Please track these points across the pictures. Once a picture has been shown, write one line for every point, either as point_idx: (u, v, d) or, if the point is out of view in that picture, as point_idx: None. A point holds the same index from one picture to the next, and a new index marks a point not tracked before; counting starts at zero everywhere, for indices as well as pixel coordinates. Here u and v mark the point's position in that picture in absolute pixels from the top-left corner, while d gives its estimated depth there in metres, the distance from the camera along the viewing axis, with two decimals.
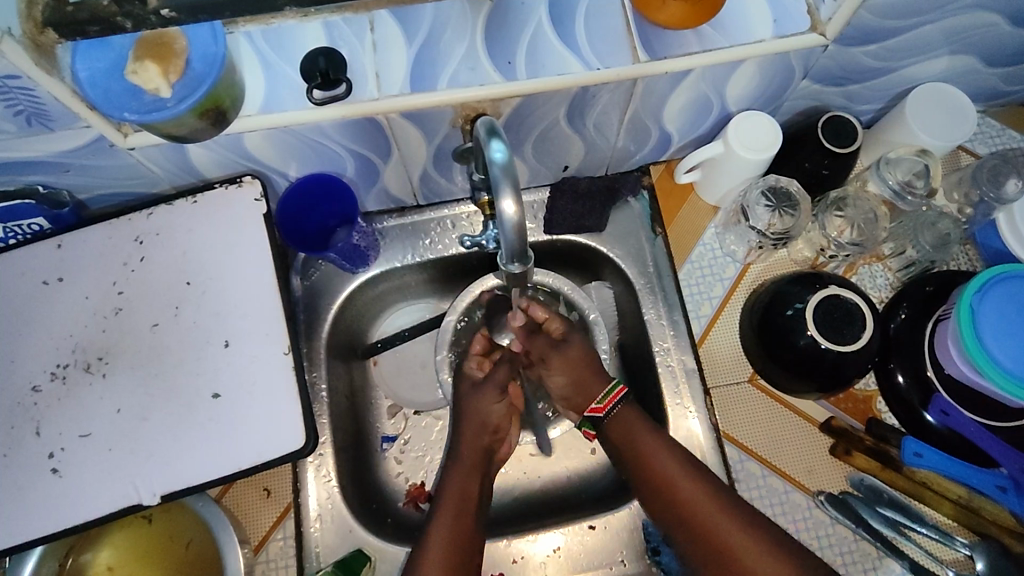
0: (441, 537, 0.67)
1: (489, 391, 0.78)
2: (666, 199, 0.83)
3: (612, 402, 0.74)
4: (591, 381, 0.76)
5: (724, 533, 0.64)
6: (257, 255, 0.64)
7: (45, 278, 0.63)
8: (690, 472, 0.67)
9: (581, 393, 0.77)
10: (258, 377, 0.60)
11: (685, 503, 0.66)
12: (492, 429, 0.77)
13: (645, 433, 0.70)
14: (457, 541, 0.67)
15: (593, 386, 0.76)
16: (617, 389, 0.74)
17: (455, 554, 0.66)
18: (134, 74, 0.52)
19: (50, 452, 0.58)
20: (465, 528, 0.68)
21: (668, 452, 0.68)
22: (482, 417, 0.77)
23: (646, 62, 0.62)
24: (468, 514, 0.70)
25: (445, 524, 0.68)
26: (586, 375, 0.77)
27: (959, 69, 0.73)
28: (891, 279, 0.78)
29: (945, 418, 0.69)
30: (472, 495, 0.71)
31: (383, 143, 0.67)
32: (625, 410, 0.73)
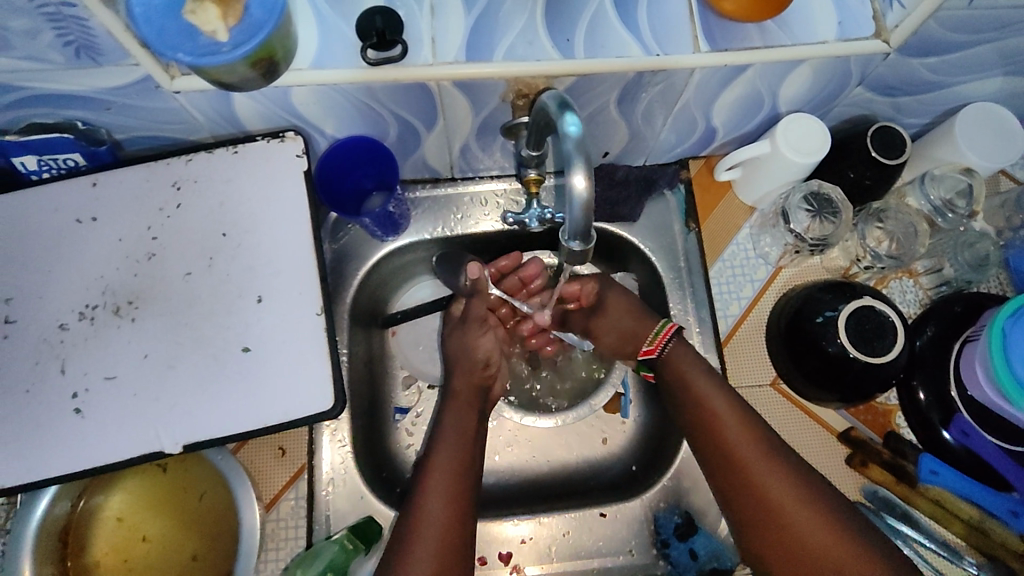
0: (437, 494, 0.65)
1: (476, 325, 0.78)
2: (702, 194, 0.82)
3: (663, 339, 0.72)
4: (640, 329, 0.76)
5: (763, 480, 0.64)
6: (295, 212, 0.63)
7: (78, 216, 0.62)
8: (741, 420, 0.67)
9: (630, 337, 0.77)
10: (289, 335, 0.60)
11: (734, 451, 0.66)
12: (483, 369, 0.76)
13: (703, 375, 0.70)
14: (452, 501, 0.65)
15: (643, 330, 0.75)
16: (668, 325, 0.73)
17: (450, 517, 0.64)
18: (191, 15, 0.51)
19: (74, 393, 0.57)
20: (458, 486, 0.66)
21: (721, 396, 0.68)
22: (468, 348, 0.76)
23: (707, 53, 0.61)
24: (465, 468, 0.68)
25: (439, 483, 0.66)
26: (629, 323, 0.77)
27: (1013, 91, 0.73)
28: (921, 296, 0.77)
29: (965, 438, 0.70)
30: (467, 454, 0.69)
31: (431, 111, 0.66)
32: (677, 343, 0.72)
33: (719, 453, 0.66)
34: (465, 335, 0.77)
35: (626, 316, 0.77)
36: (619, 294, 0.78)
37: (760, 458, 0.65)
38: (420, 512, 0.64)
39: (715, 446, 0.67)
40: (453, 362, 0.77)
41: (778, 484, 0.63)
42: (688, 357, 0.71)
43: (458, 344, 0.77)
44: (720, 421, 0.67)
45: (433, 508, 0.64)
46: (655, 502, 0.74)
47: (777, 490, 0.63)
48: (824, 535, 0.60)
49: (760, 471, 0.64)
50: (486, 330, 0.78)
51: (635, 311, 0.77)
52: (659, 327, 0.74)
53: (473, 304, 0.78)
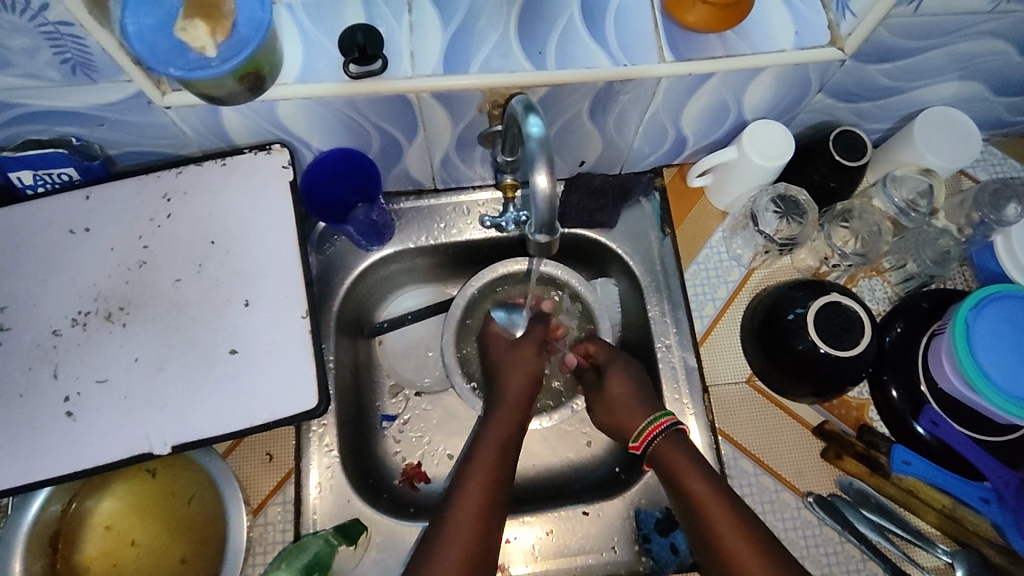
0: (471, 497, 0.66)
1: (528, 347, 0.81)
2: (677, 201, 0.85)
3: (646, 440, 0.71)
4: (630, 419, 0.74)
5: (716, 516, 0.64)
6: (282, 219, 0.66)
7: (71, 226, 0.64)
8: (719, 496, 0.65)
9: (620, 427, 0.75)
10: (275, 336, 0.62)
11: (711, 528, 0.63)
12: (519, 393, 0.77)
13: (682, 454, 0.69)
14: (484, 505, 0.66)
15: (635, 422, 0.74)
16: (658, 421, 0.71)
17: (485, 508, 0.66)
18: (183, 32, 0.54)
19: (66, 396, 0.59)
20: (492, 494, 0.67)
21: (700, 476, 0.66)
22: (523, 367, 0.79)
23: (671, 63, 0.65)
24: (501, 476, 0.69)
25: (473, 490, 0.67)
26: (622, 413, 0.75)
27: (967, 95, 0.76)
28: (889, 292, 0.80)
29: (935, 428, 0.72)
30: (503, 467, 0.70)
31: (411, 123, 0.69)
32: (671, 435, 0.70)
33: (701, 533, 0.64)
34: (519, 354, 0.80)
35: (621, 406, 0.75)
36: (623, 381, 0.76)
37: (735, 537, 0.62)
38: (451, 517, 0.65)
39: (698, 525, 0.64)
40: (500, 381, 0.78)
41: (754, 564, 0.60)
42: (670, 437, 0.70)
43: (510, 361, 0.80)
44: (702, 499, 0.65)
45: (467, 514, 0.65)
46: (637, 498, 0.75)
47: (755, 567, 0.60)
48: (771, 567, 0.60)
49: (736, 546, 0.62)
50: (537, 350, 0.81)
51: (633, 400, 0.75)
52: (649, 420, 0.72)
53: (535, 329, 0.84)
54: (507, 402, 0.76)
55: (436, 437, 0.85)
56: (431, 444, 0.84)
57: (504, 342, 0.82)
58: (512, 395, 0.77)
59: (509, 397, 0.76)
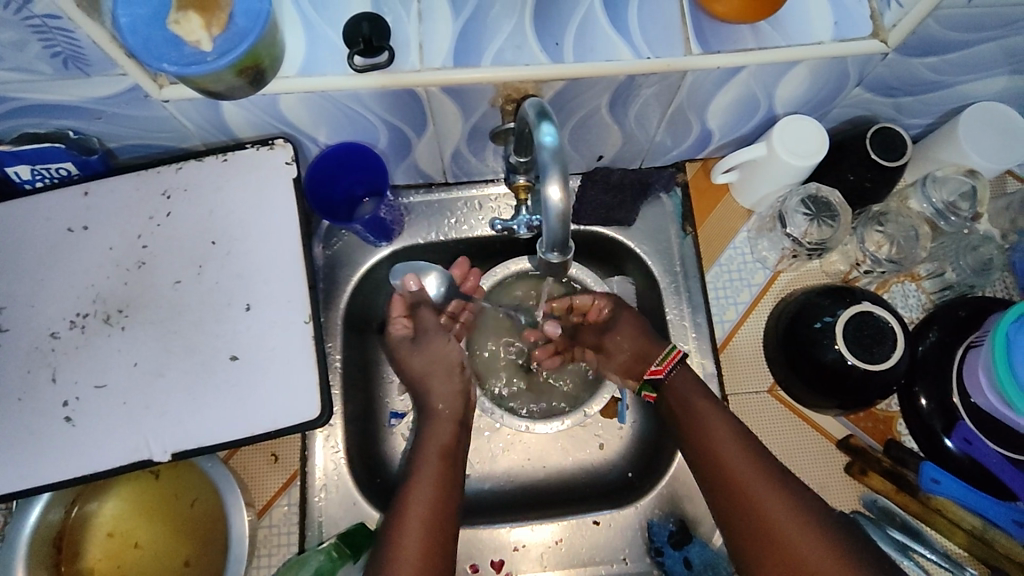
0: (419, 501, 0.66)
1: (439, 337, 0.79)
2: (699, 198, 0.81)
3: (670, 364, 0.72)
4: (648, 348, 0.76)
5: (739, 468, 0.64)
6: (285, 219, 0.63)
7: (70, 225, 0.62)
8: (749, 454, 0.65)
9: (637, 358, 0.76)
10: (277, 342, 0.60)
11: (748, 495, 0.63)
12: (450, 377, 0.76)
13: (709, 407, 0.69)
14: (436, 510, 0.65)
15: (653, 351, 0.75)
16: (674, 350, 0.73)
17: (433, 504, 0.66)
18: (175, 25, 0.51)
19: (65, 401, 0.58)
20: (441, 500, 0.66)
21: (734, 438, 0.66)
22: (440, 360, 0.77)
23: (698, 55, 0.60)
24: (444, 477, 0.68)
25: (421, 497, 0.66)
26: (642, 344, 0.76)
27: (1018, 90, 0.71)
28: (924, 300, 0.76)
29: (968, 446, 0.68)
30: (449, 465, 0.69)
31: (420, 117, 0.65)
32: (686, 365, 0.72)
33: (746, 517, 0.63)
34: (429, 348, 0.77)
35: (637, 338, 0.77)
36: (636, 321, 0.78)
37: (788, 518, 0.61)
38: (403, 524, 0.64)
39: (744, 512, 0.63)
40: (428, 378, 0.76)
41: (810, 541, 0.59)
42: (703, 403, 0.69)
43: (426, 360, 0.77)
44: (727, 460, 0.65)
45: (415, 522, 0.64)
46: (650, 509, 0.73)
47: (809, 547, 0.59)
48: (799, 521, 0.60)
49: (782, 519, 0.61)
50: (445, 337, 0.79)
51: (646, 334, 0.77)
52: (665, 351, 0.73)
53: (422, 316, 0.79)
54: (447, 395, 0.75)
55: None
56: None
57: (407, 345, 0.78)
58: (444, 390, 0.75)
59: (450, 389, 0.76)
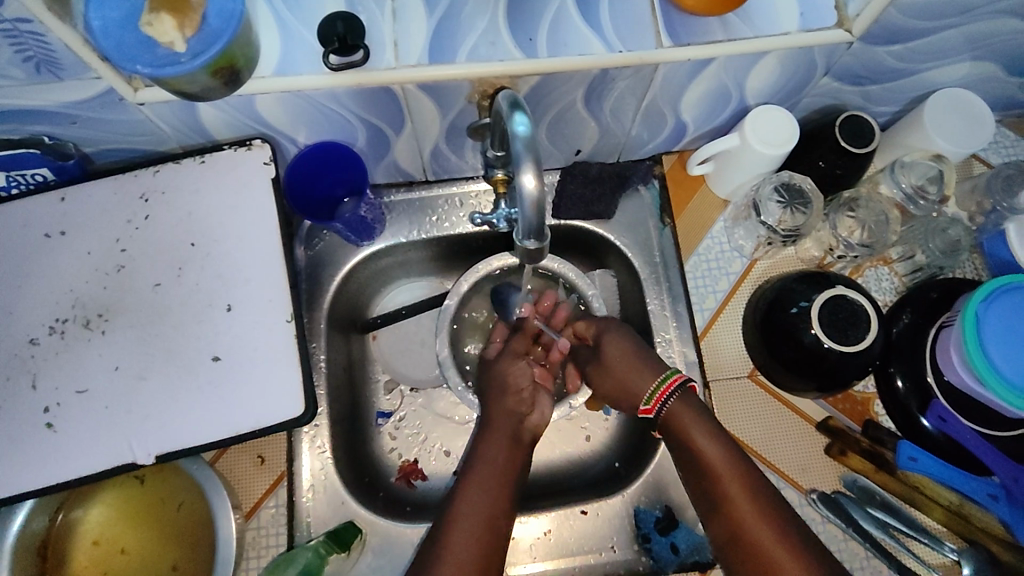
0: (472, 509, 0.63)
1: (508, 360, 0.79)
2: (676, 189, 0.82)
3: (663, 395, 0.68)
4: (637, 382, 0.71)
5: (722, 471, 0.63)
6: (265, 219, 0.63)
7: (47, 230, 0.62)
8: (727, 453, 0.64)
9: (628, 392, 0.72)
10: (259, 342, 0.60)
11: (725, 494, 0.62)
12: (518, 397, 0.74)
13: (692, 413, 0.67)
14: (489, 522, 0.63)
15: (643, 384, 0.71)
16: (673, 377, 0.69)
17: (478, 533, 0.62)
18: (149, 26, 0.51)
19: (46, 407, 0.57)
20: (487, 525, 0.62)
21: (714, 440, 0.64)
22: (504, 380, 0.76)
23: (669, 48, 0.61)
24: (502, 490, 0.65)
25: (473, 508, 0.63)
26: (629, 374, 0.72)
27: (979, 76, 0.73)
28: (896, 283, 0.77)
29: (942, 424, 0.69)
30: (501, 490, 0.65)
31: (397, 115, 0.66)
32: (684, 393, 0.68)
33: (709, 495, 0.63)
34: (501, 368, 0.77)
35: (628, 368, 0.72)
36: (622, 344, 0.74)
37: (737, 489, 0.61)
38: (449, 536, 0.61)
39: (710, 492, 0.63)
40: (489, 394, 0.75)
41: (768, 531, 0.59)
42: (692, 417, 0.66)
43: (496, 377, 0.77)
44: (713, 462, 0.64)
45: (459, 552, 0.60)
46: (636, 496, 0.74)
47: (788, 561, 0.57)
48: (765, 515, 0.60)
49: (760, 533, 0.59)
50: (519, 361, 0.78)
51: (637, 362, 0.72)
52: (660, 380, 0.69)
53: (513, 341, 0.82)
54: (504, 411, 0.73)
55: (432, 434, 0.83)
56: (426, 442, 0.83)
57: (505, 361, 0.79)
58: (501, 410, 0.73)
59: (507, 405, 0.73)
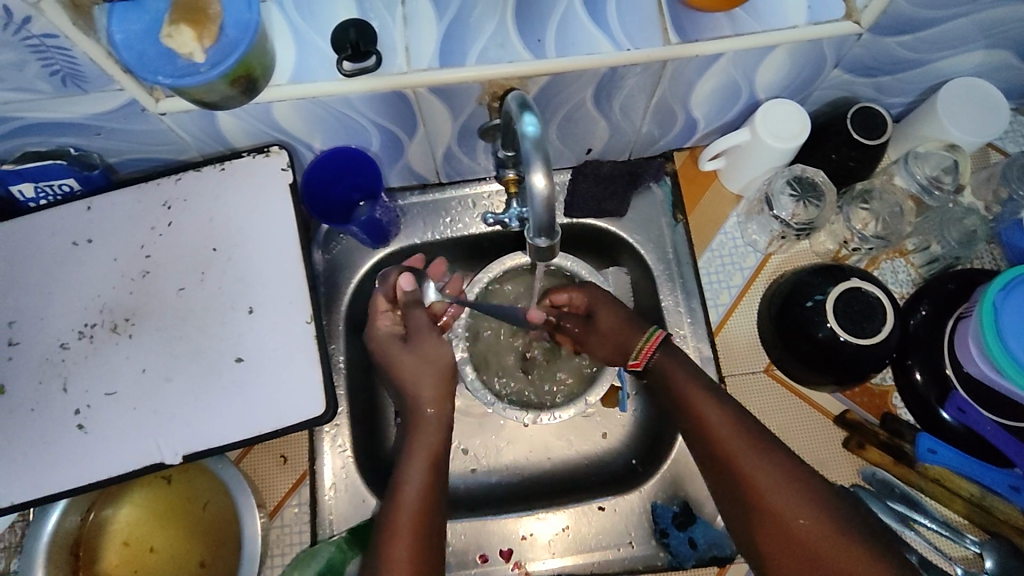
0: (401, 534, 0.61)
1: (416, 344, 0.72)
2: (688, 185, 0.82)
3: (649, 350, 0.71)
4: (627, 341, 0.74)
5: (714, 423, 0.65)
6: (282, 223, 0.65)
7: (74, 239, 0.64)
8: (719, 406, 0.65)
9: (619, 351, 0.75)
10: (280, 342, 0.61)
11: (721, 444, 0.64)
12: (429, 372, 0.71)
13: (681, 373, 0.68)
14: (423, 515, 0.63)
15: (631, 341, 0.73)
16: (656, 335, 0.71)
17: (420, 506, 0.63)
18: (168, 38, 0.53)
19: (77, 409, 0.59)
20: (427, 500, 0.64)
21: (700, 389, 0.67)
22: (419, 361, 0.71)
23: (677, 45, 0.62)
24: (430, 488, 0.65)
25: (408, 501, 0.63)
26: (620, 336, 0.75)
27: (994, 64, 0.72)
28: (913, 275, 0.77)
29: (962, 415, 0.69)
30: (437, 465, 0.67)
31: (410, 118, 0.67)
32: (663, 350, 0.71)
33: (705, 444, 0.65)
34: (413, 349, 0.72)
35: (619, 332, 0.75)
36: (614, 309, 0.76)
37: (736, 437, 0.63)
38: (393, 515, 0.63)
39: (704, 442, 0.65)
40: (405, 374, 0.71)
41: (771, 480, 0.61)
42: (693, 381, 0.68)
43: (416, 359, 0.71)
44: (704, 416, 0.65)
45: (405, 525, 0.62)
46: (654, 492, 0.74)
47: (790, 505, 0.59)
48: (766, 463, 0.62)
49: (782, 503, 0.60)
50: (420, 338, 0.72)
51: (625, 325, 0.75)
52: (647, 336, 0.72)
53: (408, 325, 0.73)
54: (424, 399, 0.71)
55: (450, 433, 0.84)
56: None
57: (397, 344, 0.72)
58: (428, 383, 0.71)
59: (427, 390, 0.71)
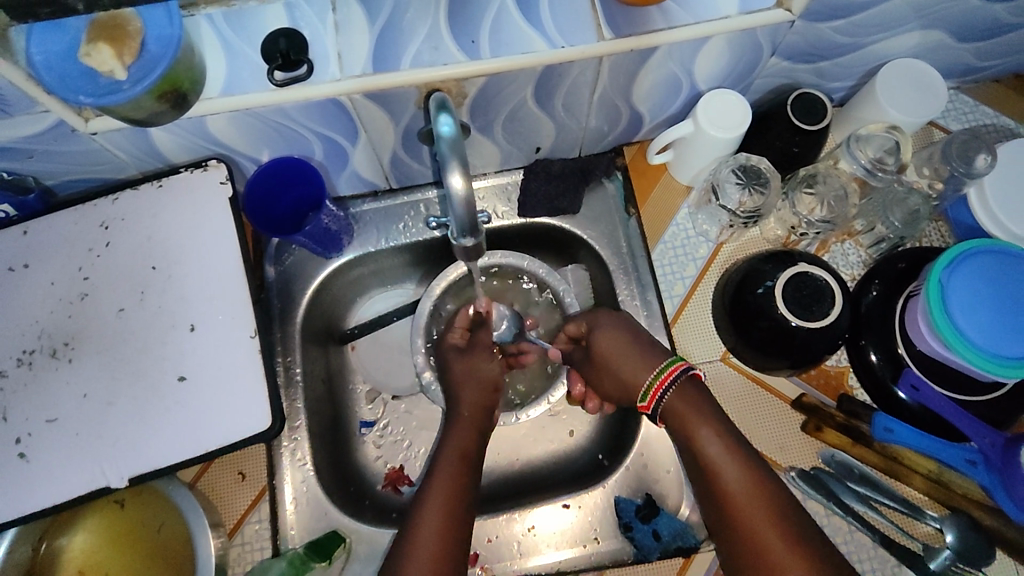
0: (427, 539, 0.61)
1: (479, 353, 0.78)
2: (639, 179, 0.83)
3: (665, 382, 0.66)
4: (639, 371, 0.69)
5: (712, 447, 0.61)
6: (224, 237, 0.64)
7: (11, 264, 0.63)
8: (719, 430, 0.62)
9: (628, 385, 0.70)
10: (225, 358, 0.60)
11: (715, 471, 0.61)
12: (488, 392, 0.76)
13: (677, 388, 0.65)
14: (450, 523, 0.62)
15: (644, 374, 0.68)
16: (673, 365, 0.66)
17: (450, 509, 0.63)
18: (88, 57, 0.52)
19: (17, 438, 0.58)
20: (457, 506, 0.64)
21: (698, 408, 0.64)
22: (473, 375, 0.76)
23: (611, 40, 0.62)
24: (463, 495, 0.65)
25: (435, 505, 0.63)
26: (629, 366, 0.70)
27: (930, 45, 0.73)
28: (862, 256, 0.78)
29: (916, 392, 0.69)
30: (470, 471, 0.67)
31: (351, 126, 0.67)
32: (689, 381, 0.65)
33: (700, 465, 0.62)
34: (471, 361, 0.77)
35: (628, 356, 0.70)
36: (616, 335, 0.72)
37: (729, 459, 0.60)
38: (421, 518, 0.63)
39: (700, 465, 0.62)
40: (457, 385, 0.76)
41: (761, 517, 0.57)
42: (705, 420, 0.63)
43: (466, 370, 0.77)
44: (701, 441, 0.62)
45: (432, 528, 0.62)
46: (617, 486, 0.74)
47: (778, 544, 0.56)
48: (757, 495, 0.58)
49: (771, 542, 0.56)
50: (489, 357, 0.78)
51: (638, 350, 0.70)
52: (660, 369, 0.67)
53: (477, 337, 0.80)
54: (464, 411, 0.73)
55: (414, 440, 0.84)
56: (410, 448, 0.83)
57: (453, 354, 0.79)
58: (473, 397, 0.74)
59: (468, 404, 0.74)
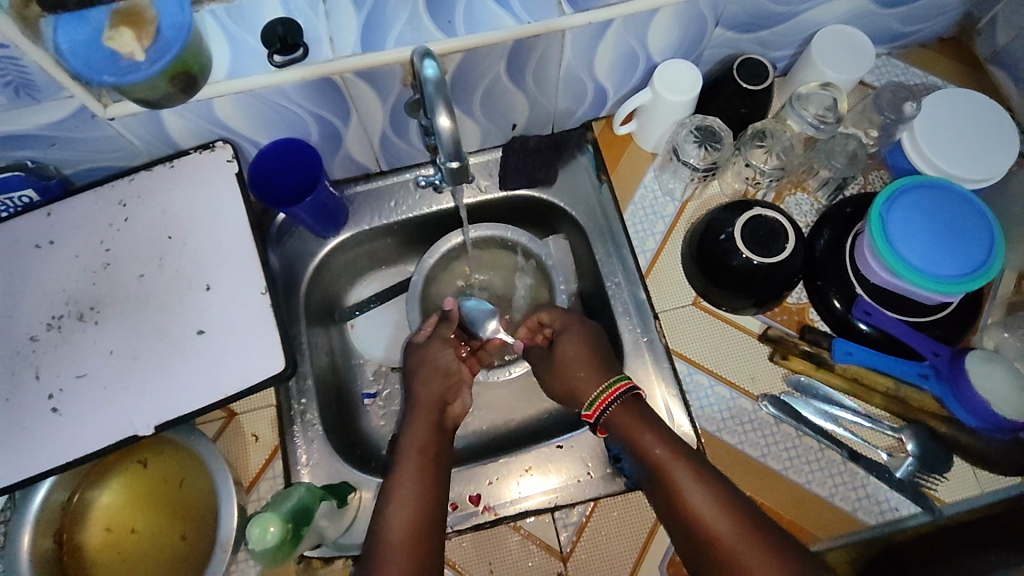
0: (398, 530, 0.64)
1: (436, 345, 0.83)
2: (608, 149, 0.90)
3: (609, 398, 0.72)
4: (587, 382, 0.75)
5: (672, 465, 0.65)
6: (234, 209, 0.70)
7: (37, 241, 0.69)
8: (675, 448, 0.66)
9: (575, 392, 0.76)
10: (240, 312, 0.66)
11: (674, 485, 0.64)
12: (445, 382, 0.80)
13: (632, 414, 0.71)
14: (420, 516, 0.65)
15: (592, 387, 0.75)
16: (618, 384, 0.73)
17: (419, 503, 0.66)
18: (111, 40, 0.58)
19: (50, 393, 0.63)
20: (423, 498, 0.67)
21: (654, 430, 0.68)
22: (431, 366, 0.80)
23: (570, 14, 0.70)
24: (426, 488, 0.68)
25: (402, 502, 0.66)
26: (581, 376, 0.76)
27: (857, 12, 0.82)
28: (816, 205, 0.86)
29: (868, 317, 0.76)
30: (432, 466, 0.70)
31: (343, 105, 0.74)
32: (631, 398, 0.72)
33: (661, 484, 0.65)
34: (427, 356, 0.82)
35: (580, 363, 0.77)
36: (577, 343, 0.79)
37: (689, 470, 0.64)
38: (390, 512, 0.65)
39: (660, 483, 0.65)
40: (416, 375, 0.80)
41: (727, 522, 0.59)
42: (658, 436, 0.68)
43: (421, 364, 0.81)
44: (660, 459, 0.66)
45: (402, 522, 0.64)
46: None
47: (742, 544, 0.58)
48: (717, 502, 0.61)
49: (735, 545, 0.58)
50: (445, 347, 0.83)
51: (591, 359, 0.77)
52: (606, 387, 0.73)
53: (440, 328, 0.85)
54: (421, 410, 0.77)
55: None
56: None
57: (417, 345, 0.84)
58: (429, 387, 0.79)
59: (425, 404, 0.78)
